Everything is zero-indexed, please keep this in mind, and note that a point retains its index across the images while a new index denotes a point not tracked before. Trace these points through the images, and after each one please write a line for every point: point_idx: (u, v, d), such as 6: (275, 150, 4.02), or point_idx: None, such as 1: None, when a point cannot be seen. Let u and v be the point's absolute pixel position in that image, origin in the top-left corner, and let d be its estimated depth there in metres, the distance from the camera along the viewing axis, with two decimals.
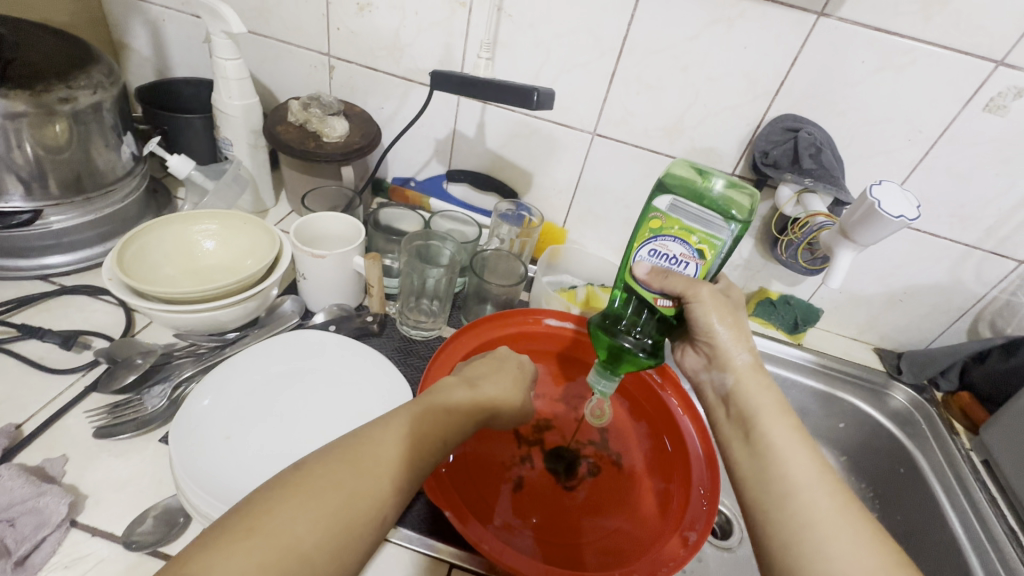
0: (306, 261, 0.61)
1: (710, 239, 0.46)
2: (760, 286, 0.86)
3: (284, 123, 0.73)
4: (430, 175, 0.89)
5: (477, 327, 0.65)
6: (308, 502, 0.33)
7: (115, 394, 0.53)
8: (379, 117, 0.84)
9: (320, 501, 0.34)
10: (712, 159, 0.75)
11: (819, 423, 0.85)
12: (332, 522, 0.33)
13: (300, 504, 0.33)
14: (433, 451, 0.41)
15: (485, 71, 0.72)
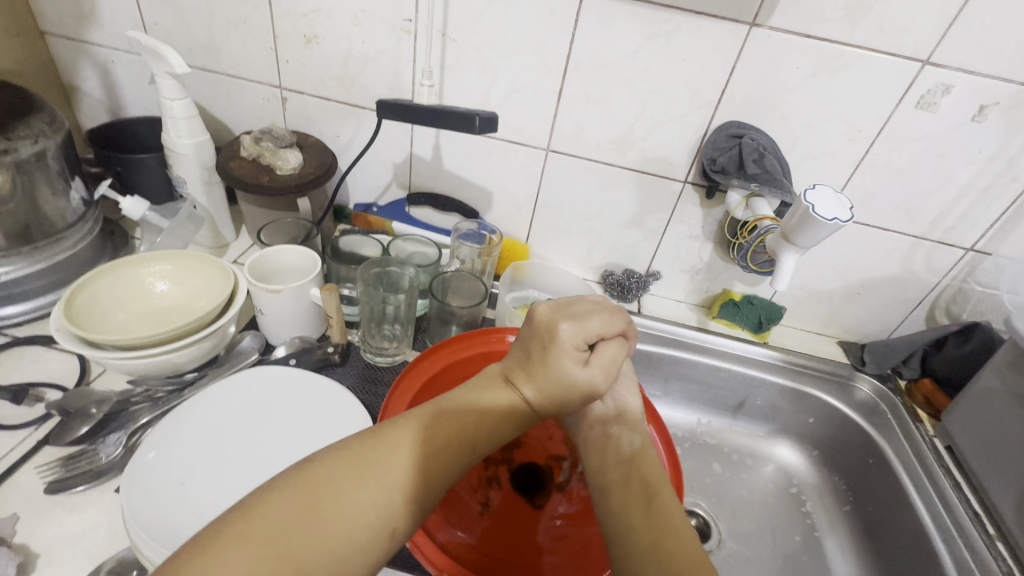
0: (263, 297, 0.61)
1: None
2: (724, 288, 0.88)
3: (237, 158, 0.73)
4: (392, 198, 0.89)
5: (441, 349, 0.66)
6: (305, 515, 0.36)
7: (68, 446, 0.52)
8: (336, 145, 0.84)
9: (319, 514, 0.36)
10: (664, 168, 0.77)
11: (790, 419, 0.86)
12: (320, 538, 0.36)
13: (296, 519, 0.35)
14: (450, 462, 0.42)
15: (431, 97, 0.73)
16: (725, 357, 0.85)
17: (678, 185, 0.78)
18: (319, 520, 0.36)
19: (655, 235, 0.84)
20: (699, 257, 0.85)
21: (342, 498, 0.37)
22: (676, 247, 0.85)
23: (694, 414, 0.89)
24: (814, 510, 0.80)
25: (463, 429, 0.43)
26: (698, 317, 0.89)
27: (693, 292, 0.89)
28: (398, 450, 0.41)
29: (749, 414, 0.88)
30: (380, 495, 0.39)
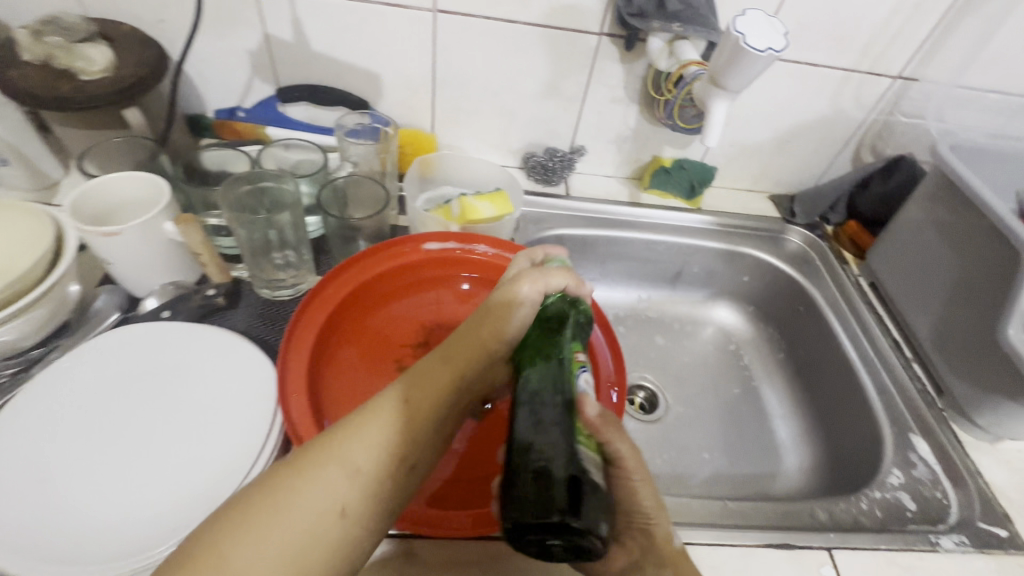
0: (99, 245, 0.49)
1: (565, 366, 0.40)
2: (653, 155, 0.81)
3: (18, 64, 0.54)
4: (258, 98, 0.73)
5: (343, 272, 0.58)
6: (258, 530, 0.33)
7: None
8: (163, 34, 0.65)
9: (272, 524, 0.33)
10: (576, 19, 0.65)
11: (725, 281, 0.85)
12: (282, 544, 0.33)
13: (249, 536, 0.33)
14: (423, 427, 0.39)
15: None
16: (660, 230, 0.81)
17: (593, 39, 0.67)
18: (281, 527, 0.33)
19: (575, 104, 0.74)
20: (625, 124, 0.77)
21: (292, 491, 0.35)
22: (600, 115, 0.76)
23: (634, 292, 0.87)
24: (751, 362, 0.83)
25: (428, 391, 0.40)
26: (630, 191, 0.83)
27: (623, 164, 0.82)
28: (370, 426, 0.38)
29: (687, 282, 0.87)
30: (337, 481, 0.35)
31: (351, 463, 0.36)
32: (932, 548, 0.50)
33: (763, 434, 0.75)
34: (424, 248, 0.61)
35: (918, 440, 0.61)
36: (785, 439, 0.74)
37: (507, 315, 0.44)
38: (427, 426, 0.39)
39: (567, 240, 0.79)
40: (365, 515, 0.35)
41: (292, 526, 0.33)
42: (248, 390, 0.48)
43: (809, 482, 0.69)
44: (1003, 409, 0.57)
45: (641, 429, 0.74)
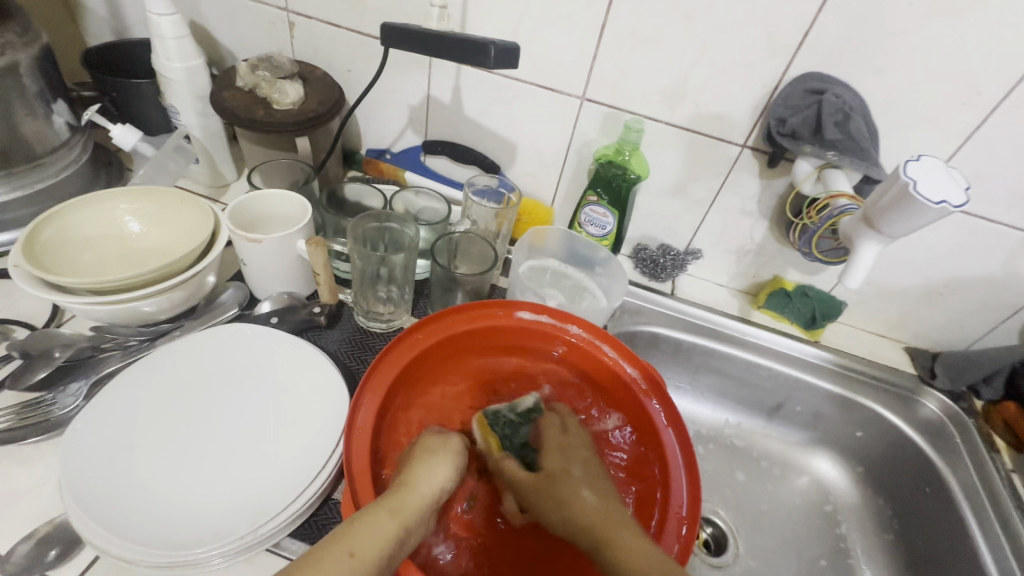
0: (243, 246, 0.55)
1: (597, 240, 0.74)
2: (775, 274, 0.76)
3: (233, 87, 0.65)
4: (406, 146, 0.81)
5: (436, 323, 0.57)
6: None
7: (29, 391, 0.48)
8: (346, 81, 0.75)
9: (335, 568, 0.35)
10: (721, 128, 0.64)
11: (833, 429, 0.75)
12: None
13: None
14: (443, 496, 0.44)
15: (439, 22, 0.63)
16: (764, 355, 0.75)
17: (735, 150, 0.66)
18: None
19: (701, 206, 0.72)
20: (749, 237, 0.73)
21: (402, 499, 0.41)
22: (724, 223, 0.73)
23: (725, 413, 0.79)
24: (849, 533, 0.71)
25: (450, 450, 0.47)
26: (740, 305, 0.78)
27: (738, 276, 0.78)
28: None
29: (787, 419, 0.78)
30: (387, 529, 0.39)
31: (392, 505, 0.40)
32: None
33: None
34: (517, 317, 0.60)
35: None
36: None
37: (432, 453, 0.46)
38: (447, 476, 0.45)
39: (661, 339, 0.76)
40: (371, 549, 0.37)
41: (372, 527, 0.39)
42: (330, 413, 0.47)
43: None
44: None
45: (703, 571, 0.67)
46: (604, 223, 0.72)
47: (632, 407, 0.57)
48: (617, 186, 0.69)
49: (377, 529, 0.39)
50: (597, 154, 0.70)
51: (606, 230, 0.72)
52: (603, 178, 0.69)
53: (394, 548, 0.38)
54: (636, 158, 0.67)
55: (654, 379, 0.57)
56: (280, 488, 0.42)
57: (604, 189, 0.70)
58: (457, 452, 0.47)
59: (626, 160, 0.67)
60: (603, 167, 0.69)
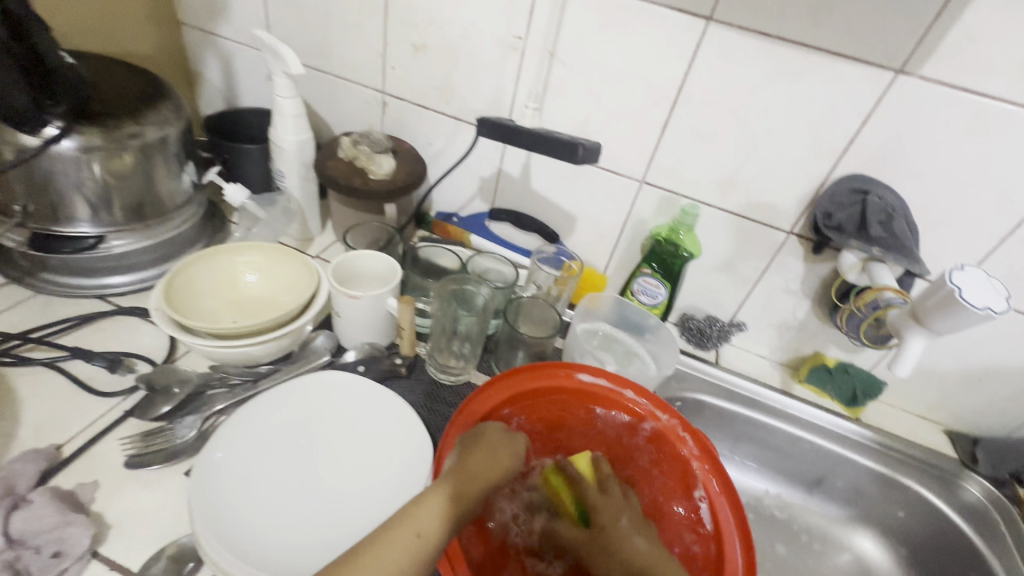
0: (341, 300, 0.61)
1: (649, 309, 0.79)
2: (816, 350, 0.80)
3: (334, 158, 0.75)
4: (473, 212, 0.89)
5: (511, 378, 0.63)
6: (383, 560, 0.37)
7: (151, 421, 0.54)
8: (427, 153, 0.84)
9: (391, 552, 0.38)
10: (769, 215, 0.71)
11: (874, 507, 0.77)
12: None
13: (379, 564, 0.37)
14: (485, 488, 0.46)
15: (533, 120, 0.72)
16: (806, 428, 0.77)
17: (781, 235, 0.71)
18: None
19: (746, 282, 0.77)
20: (792, 314, 0.78)
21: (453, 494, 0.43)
22: (768, 300, 0.78)
23: (766, 484, 0.81)
24: None
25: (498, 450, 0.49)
26: (782, 378, 0.81)
27: (780, 349, 0.82)
28: (380, 556, 0.38)
29: (827, 493, 0.79)
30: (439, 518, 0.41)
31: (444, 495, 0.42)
32: None
33: None
34: (577, 378, 0.65)
35: None
36: None
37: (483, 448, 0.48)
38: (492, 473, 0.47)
39: (706, 406, 0.79)
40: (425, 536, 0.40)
41: (424, 513, 0.41)
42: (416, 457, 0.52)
43: None
44: None
45: None
46: (656, 292, 0.77)
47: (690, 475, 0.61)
48: (670, 261, 0.76)
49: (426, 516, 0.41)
50: (654, 229, 0.77)
51: (657, 300, 0.78)
52: (659, 252, 0.76)
53: (455, 523, 0.42)
54: (689, 238, 0.74)
55: (705, 444, 0.61)
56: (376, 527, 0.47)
57: (658, 262, 0.77)
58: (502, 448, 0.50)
59: (680, 239, 0.74)
60: (659, 243, 0.76)
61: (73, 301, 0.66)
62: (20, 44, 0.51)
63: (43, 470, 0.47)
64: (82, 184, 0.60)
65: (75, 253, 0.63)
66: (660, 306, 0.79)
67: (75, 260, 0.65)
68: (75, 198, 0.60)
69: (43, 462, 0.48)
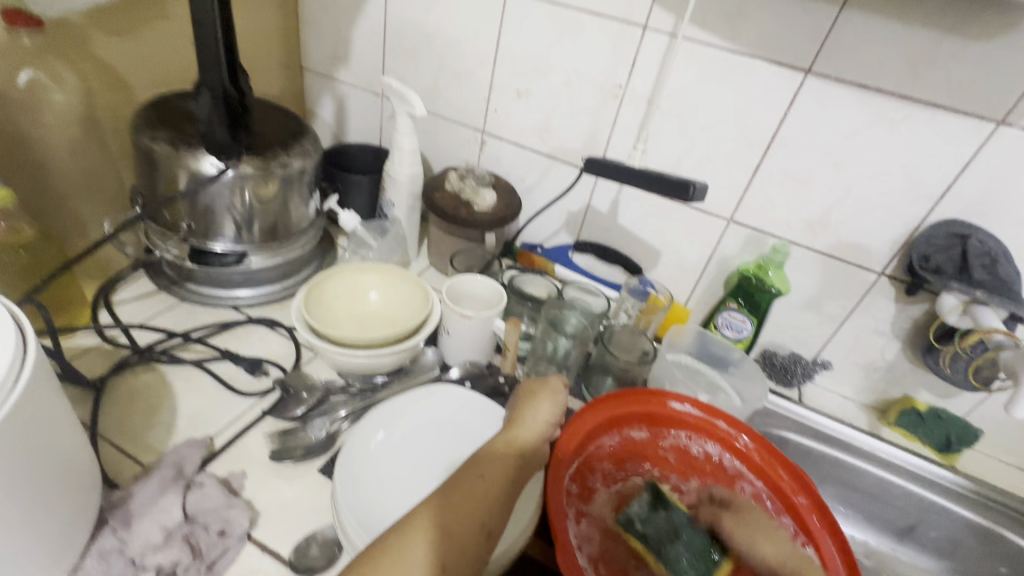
0: (455, 320, 0.66)
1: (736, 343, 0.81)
2: (904, 393, 0.79)
3: (441, 190, 0.82)
4: (557, 243, 0.94)
5: (609, 403, 0.66)
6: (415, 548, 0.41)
7: (286, 421, 0.60)
8: (519, 188, 0.91)
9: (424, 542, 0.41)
10: (860, 256, 0.72)
11: (973, 561, 0.74)
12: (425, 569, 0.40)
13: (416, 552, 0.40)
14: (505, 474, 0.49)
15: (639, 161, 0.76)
16: (897, 472, 0.76)
17: (872, 276, 0.73)
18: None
19: (833, 322, 0.79)
20: (881, 355, 0.78)
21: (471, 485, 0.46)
22: (855, 339, 0.78)
23: (852, 528, 0.80)
24: None
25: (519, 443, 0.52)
26: (869, 419, 0.81)
27: (865, 390, 0.82)
28: (456, 496, 0.45)
29: (919, 543, 0.77)
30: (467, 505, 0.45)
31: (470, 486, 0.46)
32: None
33: None
34: (670, 407, 0.67)
35: None
36: None
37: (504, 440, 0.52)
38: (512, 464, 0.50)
39: (790, 443, 0.79)
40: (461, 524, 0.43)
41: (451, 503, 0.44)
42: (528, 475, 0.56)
43: None
44: None
45: None
46: (743, 325, 0.80)
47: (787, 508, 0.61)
48: (757, 296, 0.78)
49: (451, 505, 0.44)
50: (739, 265, 0.80)
51: (745, 333, 0.80)
52: (746, 287, 0.79)
53: (484, 506, 0.45)
54: (777, 275, 0.76)
55: (803, 480, 0.62)
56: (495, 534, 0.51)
57: (744, 297, 0.80)
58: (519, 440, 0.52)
59: (770, 275, 0.77)
60: (746, 278, 0.78)
61: (211, 309, 0.74)
62: (231, 84, 0.63)
63: (202, 457, 0.53)
64: (232, 205, 0.67)
65: (219, 265, 0.71)
66: (744, 340, 0.81)
67: (216, 272, 0.73)
68: (225, 217, 0.68)
69: (203, 450, 0.53)
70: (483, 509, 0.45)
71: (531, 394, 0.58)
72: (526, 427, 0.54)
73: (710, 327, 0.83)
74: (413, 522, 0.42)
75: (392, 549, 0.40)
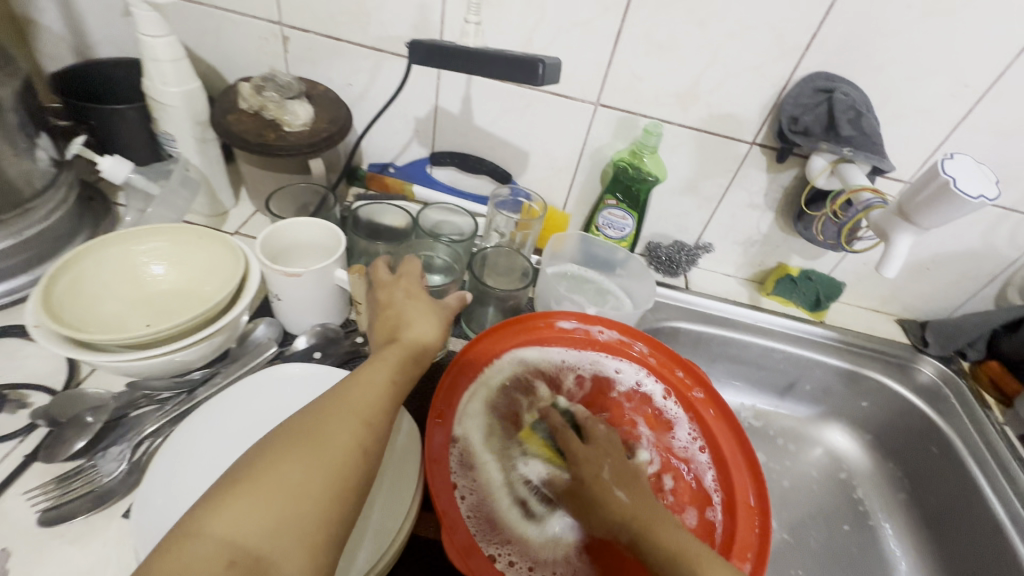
0: (278, 281, 0.52)
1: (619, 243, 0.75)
2: (779, 261, 0.80)
3: (236, 111, 0.62)
4: (411, 159, 0.79)
5: (494, 336, 0.58)
6: (311, 457, 0.35)
7: (64, 463, 0.44)
8: (347, 95, 0.72)
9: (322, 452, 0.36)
10: (731, 127, 0.67)
11: (841, 401, 0.81)
12: (326, 471, 0.35)
13: (310, 456, 0.35)
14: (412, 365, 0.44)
15: (474, 39, 0.62)
16: (776, 337, 0.79)
17: (744, 147, 0.68)
18: (284, 479, 0.34)
19: (710, 202, 0.75)
20: (757, 228, 0.76)
21: (367, 374, 0.41)
22: (733, 217, 0.76)
23: (742, 397, 0.84)
24: (865, 496, 0.76)
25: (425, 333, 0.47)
26: (749, 293, 0.82)
27: (745, 265, 0.82)
28: (362, 386, 0.40)
29: (798, 396, 0.83)
30: (373, 396, 0.40)
31: (377, 380, 0.41)
32: None
33: None
34: (558, 326, 0.62)
35: None
36: None
37: (399, 328, 0.46)
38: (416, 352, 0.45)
39: (681, 332, 0.78)
40: (370, 412, 0.39)
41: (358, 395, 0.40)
42: (404, 455, 0.46)
43: None
44: None
45: None
46: (624, 223, 0.73)
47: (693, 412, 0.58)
48: (634, 187, 0.71)
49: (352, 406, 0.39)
50: (613, 154, 0.72)
51: (626, 232, 0.74)
52: (621, 178, 0.71)
53: (392, 398, 0.41)
54: (652, 161, 0.69)
55: (697, 372, 0.60)
56: (372, 533, 0.42)
57: (621, 191, 0.72)
58: (421, 322, 0.47)
59: (646, 161, 0.69)
60: (620, 167, 0.71)
61: None
62: None
63: None
64: None
65: None
66: (627, 238, 0.75)
67: None
68: None
69: None
70: (393, 398, 0.41)
71: (408, 278, 0.50)
72: (418, 315, 0.47)
73: (592, 230, 0.76)
74: (320, 415, 0.38)
75: (301, 442, 0.36)
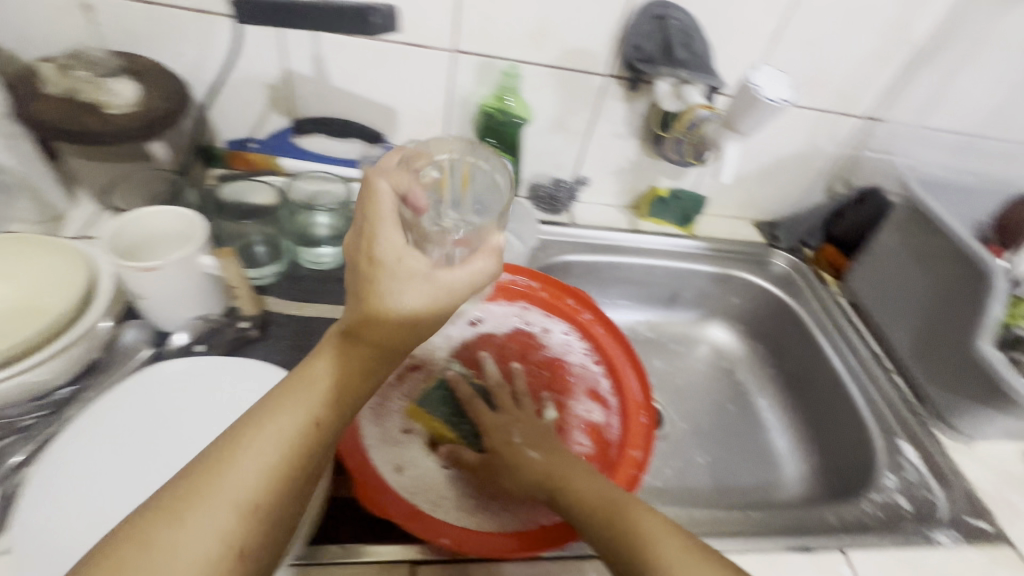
0: (136, 281, 0.48)
1: None
2: (650, 185, 0.86)
3: (42, 97, 0.54)
4: (271, 130, 0.74)
5: None
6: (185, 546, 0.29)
7: None
8: (181, 66, 0.65)
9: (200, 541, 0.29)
10: (585, 62, 0.70)
11: (717, 301, 0.91)
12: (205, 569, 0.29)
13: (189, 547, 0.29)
14: (347, 395, 0.36)
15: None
16: (655, 255, 0.86)
17: (600, 79, 0.72)
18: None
19: (580, 137, 0.78)
20: (625, 156, 0.82)
21: (275, 419, 0.33)
22: (602, 148, 0.80)
23: (635, 314, 0.92)
24: (744, 377, 0.88)
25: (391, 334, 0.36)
26: (628, 218, 0.88)
27: (621, 193, 0.87)
28: (265, 435, 0.33)
29: (682, 304, 0.92)
30: (273, 454, 0.32)
31: (289, 426, 0.33)
32: (932, 543, 0.55)
33: (761, 445, 0.79)
34: None
35: (905, 444, 0.66)
36: (783, 450, 0.78)
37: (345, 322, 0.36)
38: (349, 371, 0.36)
39: (572, 264, 0.84)
40: (267, 483, 0.32)
41: (253, 454, 0.32)
42: None
43: (808, 491, 0.73)
44: (976, 416, 0.62)
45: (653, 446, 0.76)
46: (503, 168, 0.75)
47: (584, 332, 0.63)
48: (506, 131, 0.72)
49: (249, 467, 0.31)
50: (481, 99, 0.72)
51: (506, 177, 0.76)
52: (493, 123, 0.72)
53: (307, 453, 0.34)
54: (517, 103, 0.70)
55: (583, 299, 0.65)
56: None
57: (496, 137, 0.73)
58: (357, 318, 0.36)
59: (513, 103, 0.70)
60: (489, 111, 0.71)
61: None
62: None
63: None
64: None
65: None
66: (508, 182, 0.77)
67: None
68: None
69: None
70: (306, 447, 0.34)
71: (375, 221, 0.36)
72: (410, 281, 0.35)
73: (474, 179, 0.77)
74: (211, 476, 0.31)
75: (192, 492, 0.30)
